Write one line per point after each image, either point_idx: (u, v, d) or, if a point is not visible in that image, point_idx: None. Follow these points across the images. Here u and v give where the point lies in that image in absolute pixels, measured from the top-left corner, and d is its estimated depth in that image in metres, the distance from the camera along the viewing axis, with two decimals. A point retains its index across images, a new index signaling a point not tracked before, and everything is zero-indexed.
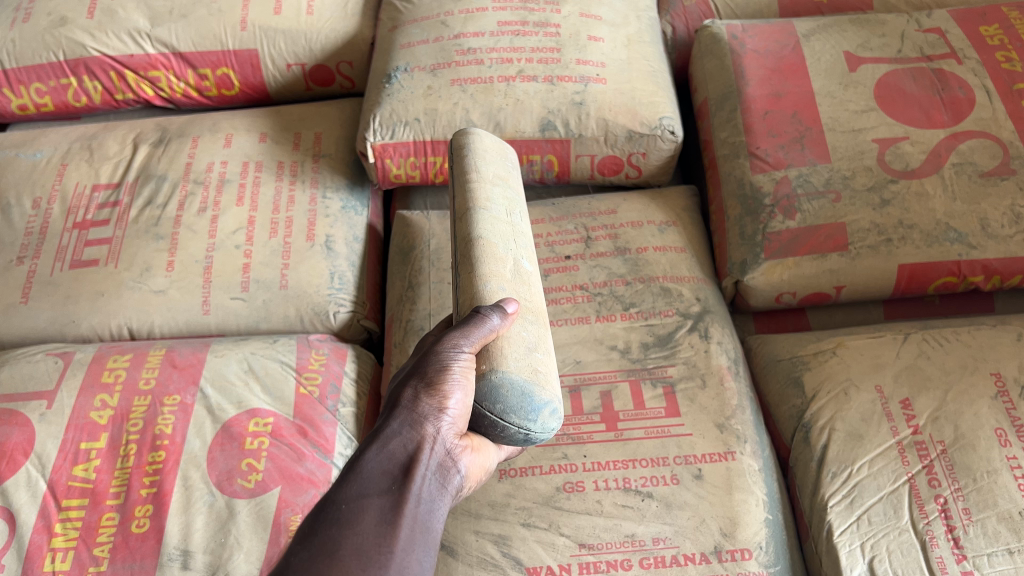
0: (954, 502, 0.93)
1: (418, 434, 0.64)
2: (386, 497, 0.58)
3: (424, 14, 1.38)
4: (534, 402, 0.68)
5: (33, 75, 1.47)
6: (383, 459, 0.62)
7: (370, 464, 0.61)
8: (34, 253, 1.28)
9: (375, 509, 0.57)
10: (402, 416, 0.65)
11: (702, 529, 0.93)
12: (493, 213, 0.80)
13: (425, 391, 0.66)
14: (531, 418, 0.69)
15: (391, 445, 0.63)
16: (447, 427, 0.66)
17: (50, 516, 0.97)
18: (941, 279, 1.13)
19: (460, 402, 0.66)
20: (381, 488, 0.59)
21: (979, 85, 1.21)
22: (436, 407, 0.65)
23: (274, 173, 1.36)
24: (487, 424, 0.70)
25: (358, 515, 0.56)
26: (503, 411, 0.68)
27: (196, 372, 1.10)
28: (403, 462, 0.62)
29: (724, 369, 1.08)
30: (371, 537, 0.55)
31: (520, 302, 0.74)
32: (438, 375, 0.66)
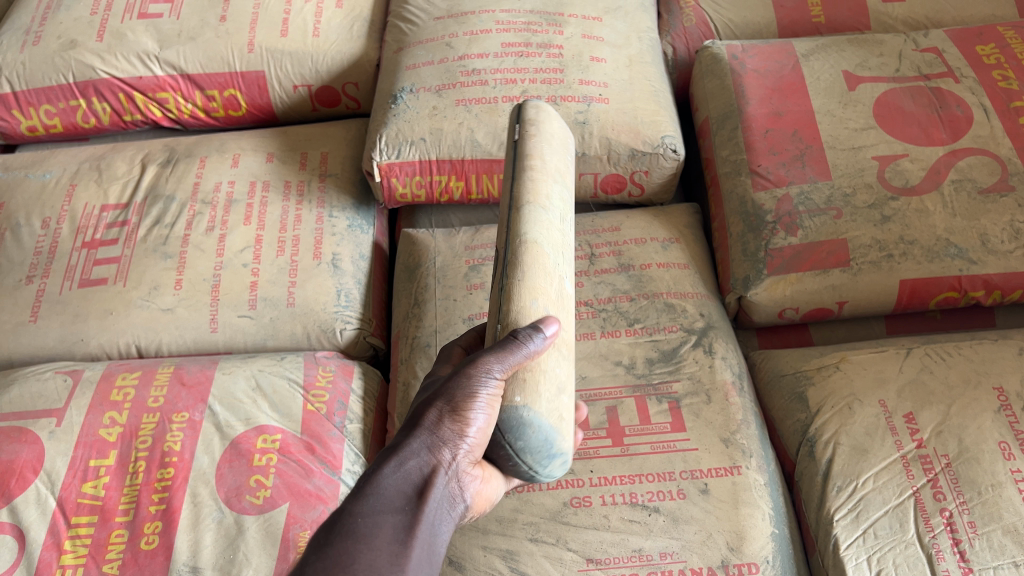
0: (959, 516, 0.93)
1: (435, 458, 0.63)
2: (400, 516, 0.58)
3: (429, 35, 1.40)
4: (552, 445, 0.68)
5: (42, 97, 1.49)
6: (399, 478, 0.61)
7: (386, 481, 0.60)
8: (43, 273, 1.29)
9: (389, 527, 0.57)
10: (422, 436, 0.64)
11: (710, 544, 0.94)
12: (549, 218, 0.80)
13: (449, 415, 0.64)
14: (543, 461, 0.69)
15: (408, 464, 0.62)
16: (464, 454, 0.65)
17: (59, 533, 0.97)
18: (942, 295, 1.14)
19: (480, 430, 0.65)
20: (395, 506, 0.59)
21: (976, 104, 1.23)
22: (458, 434, 0.64)
23: (281, 193, 1.37)
24: (501, 453, 0.69)
25: (374, 532, 0.55)
26: (520, 449, 0.67)
27: (205, 390, 1.11)
28: (417, 485, 0.61)
29: (728, 384, 1.08)
30: (384, 555, 0.55)
31: (559, 332, 0.73)
32: (466, 398, 0.64)
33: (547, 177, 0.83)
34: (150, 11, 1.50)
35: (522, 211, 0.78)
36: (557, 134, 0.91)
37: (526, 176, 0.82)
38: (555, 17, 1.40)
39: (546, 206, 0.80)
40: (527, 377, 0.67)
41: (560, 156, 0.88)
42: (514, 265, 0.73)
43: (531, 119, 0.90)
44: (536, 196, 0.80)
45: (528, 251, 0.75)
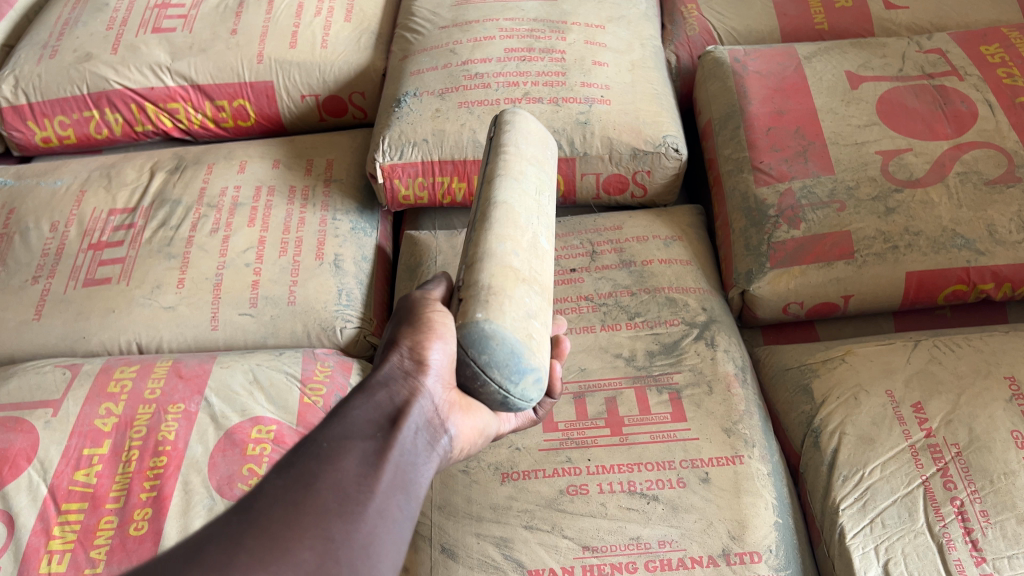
0: (971, 504, 0.89)
1: (406, 390, 0.65)
2: (371, 442, 0.59)
3: (434, 44, 1.42)
4: (517, 357, 0.69)
5: (57, 108, 1.52)
6: (370, 408, 0.62)
7: (355, 411, 0.61)
8: (49, 273, 1.30)
9: (358, 452, 0.57)
10: (392, 370, 0.66)
11: (710, 532, 0.90)
12: (522, 187, 0.83)
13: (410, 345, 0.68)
14: (513, 380, 0.70)
15: (379, 396, 0.64)
16: (434, 382, 0.67)
17: (49, 519, 0.96)
18: (950, 288, 1.11)
19: (442, 354, 0.68)
20: (366, 432, 0.59)
21: (981, 100, 1.22)
22: (423, 362, 0.67)
23: (286, 197, 1.38)
24: (467, 375, 0.70)
25: (341, 454, 0.56)
26: (487, 362, 0.69)
27: (202, 382, 1.10)
28: (390, 413, 0.62)
29: (731, 376, 1.06)
30: (351, 475, 0.55)
31: (530, 272, 0.76)
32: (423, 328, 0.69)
33: (522, 156, 0.86)
34: (164, 25, 1.54)
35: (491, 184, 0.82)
36: (536, 129, 0.92)
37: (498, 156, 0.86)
38: (558, 24, 1.41)
39: (519, 178, 0.84)
40: (490, 298, 0.70)
41: (538, 142, 0.91)
42: (483, 222, 0.78)
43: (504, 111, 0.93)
44: (508, 169, 0.84)
45: (496, 210, 0.79)
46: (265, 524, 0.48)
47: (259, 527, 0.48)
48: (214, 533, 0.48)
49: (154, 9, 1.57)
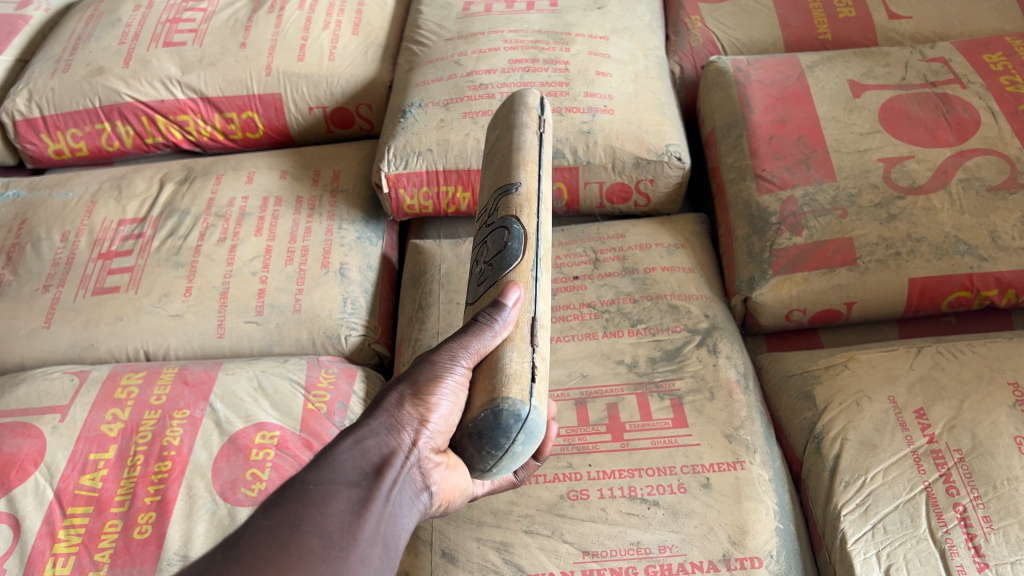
0: (974, 510, 0.89)
1: (393, 441, 0.62)
2: (356, 489, 0.56)
3: (439, 55, 1.44)
4: (527, 452, 0.69)
5: (70, 121, 1.55)
6: (356, 456, 0.59)
7: (341, 456, 0.59)
8: (59, 282, 1.32)
9: (343, 498, 0.54)
10: (382, 417, 0.63)
11: (710, 537, 0.90)
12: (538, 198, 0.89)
13: (411, 398, 0.64)
14: (502, 466, 0.69)
15: (366, 443, 0.61)
16: (425, 440, 0.64)
17: (54, 523, 0.97)
18: (953, 294, 1.11)
19: (443, 419, 0.65)
20: (351, 479, 0.57)
21: (983, 107, 1.22)
22: (417, 417, 0.64)
23: (293, 207, 1.40)
24: (488, 445, 0.66)
25: (327, 498, 0.53)
26: (514, 451, 0.67)
27: (207, 389, 1.11)
28: (376, 462, 0.60)
29: (732, 382, 1.06)
30: (336, 521, 0.52)
31: None
32: (429, 381, 0.65)
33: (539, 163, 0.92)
34: (175, 39, 1.57)
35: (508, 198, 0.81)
36: None
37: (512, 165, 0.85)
38: (562, 36, 1.43)
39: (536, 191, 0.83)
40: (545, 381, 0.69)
41: None
42: (545, 228, 0.82)
43: (513, 121, 0.92)
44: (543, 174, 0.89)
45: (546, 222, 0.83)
46: (251, 560, 0.46)
47: (243, 561, 0.46)
48: (198, 569, 0.45)
49: (166, 24, 1.60)
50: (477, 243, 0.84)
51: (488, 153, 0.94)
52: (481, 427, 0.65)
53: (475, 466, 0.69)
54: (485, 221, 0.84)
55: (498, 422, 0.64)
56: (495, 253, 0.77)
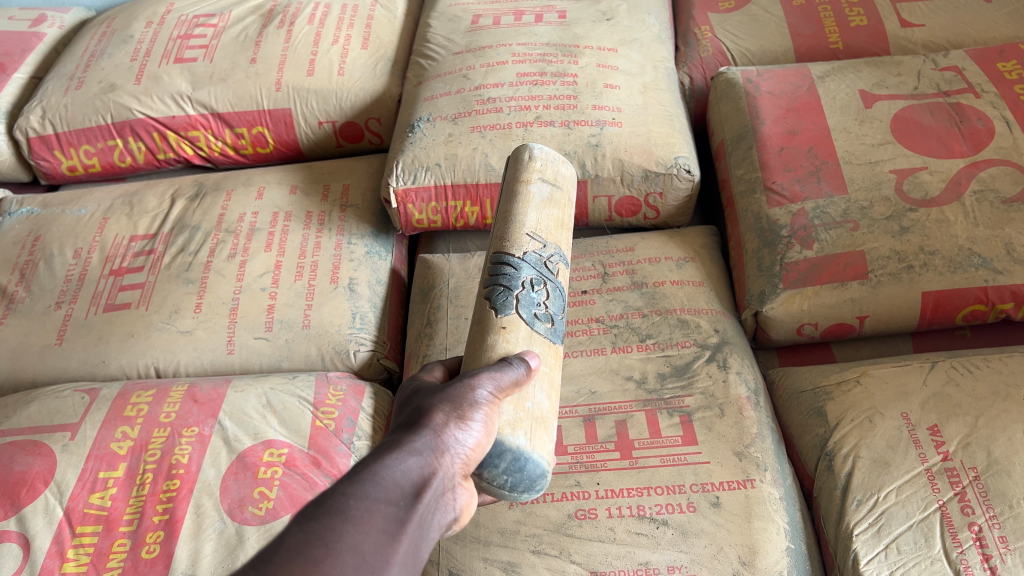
0: (989, 530, 0.87)
1: (434, 460, 0.59)
2: (393, 508, 0.53)
3: (448, 69, 1.44)
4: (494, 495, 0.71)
5: (82, 138, 1.56)
6: (398, 471, 0.56)
7: (384, 472, 0.55)
8: (71, 298, 1.33)
9: (380, 516, 0.51)
10: (426, 435, 0.60)
11: (720, 558, 0.89)
12: None
13: (454, 420, 0.62)
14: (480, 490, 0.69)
15: (409, 460, 0.57)
16: (459, 462, 0.61)
17: (63, 542, 0.97)
18: (967, 308, 1.09)
19: (477, 444, 0.63)
20: (391, 498, 0.53)
21: (998, 117, 1.20)
22: (457, 440, 0.61)
23: (302, 222, 1.40)
24: (507, 481, 0.68)
25: (365, 516, 0.50)
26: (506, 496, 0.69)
27: (216, 406, 1.11)
28: (416, 482, 0.56)
29: (743, 399, 1.05)
30: (371, 541, 0.49)
31: None
32: (472, 407, 0.63)
33: None
34: (186, 56, 1.58)
35: (564, 270, 0.88)
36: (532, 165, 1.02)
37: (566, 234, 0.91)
38: (570, 49, 1.42)
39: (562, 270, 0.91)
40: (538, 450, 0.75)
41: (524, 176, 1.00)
42: None
43: (568, 179, 0.96)
44: None
45: None
46: None
47: None
48: None
49: (177, 40, 1.61)
50: (524, 259, 0.84)
51: (540, 177, 0.93)
52: (529, 467, 0.68)
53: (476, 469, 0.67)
54: (538, 254, 0.86)
55: (537, 478, 0.69)
56: (553, 311, 0.83)
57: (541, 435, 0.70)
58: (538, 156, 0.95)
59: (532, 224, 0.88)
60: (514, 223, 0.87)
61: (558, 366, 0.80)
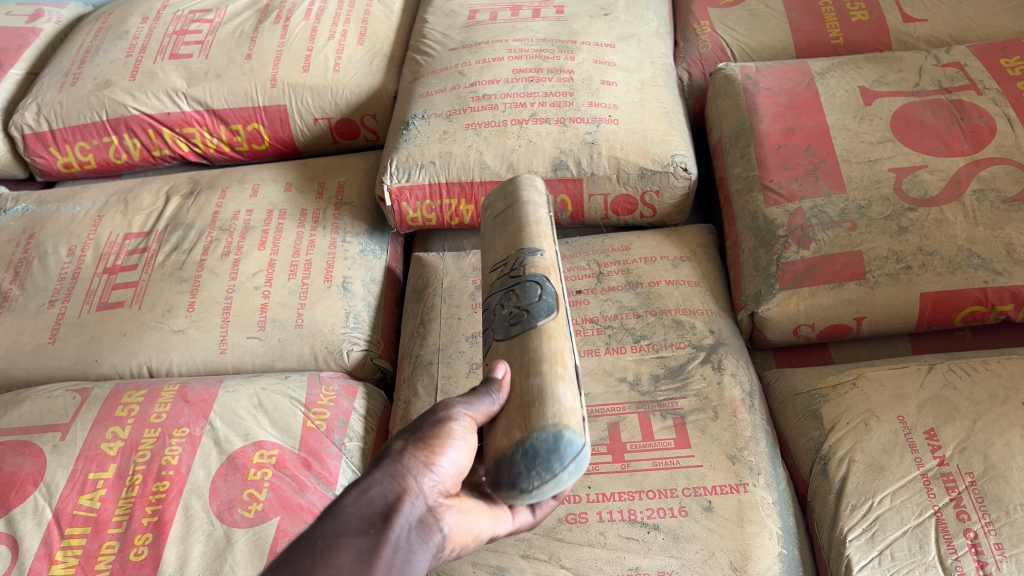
0: (985, 537, 0.86)
1: (399, 486, 0.61)
2: (363, 538, 0.56)
3: (443, 65, 1.43)
4: (557, 491, 0.67)
5: (78, 134, 1.56)
6: (362, 505, 0.59)
7: (349, 508, 0.58)
8: (65, 296, 1.33)
9: (349, 549, 0.54)
10: (387, 466, 0.62)
11: (711, 563, 0.88)
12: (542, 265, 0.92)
13: (414, 446, 0.64)
14: (544, 496, 0.66)
15: (372, 492, 0.60)
16: (430, 483, 0.62)
17: (52, 544, 0.96)
18: (967, 309, 1.08)
19: (447, 462, 0.64)
20: (357, 530, 0.56)
21: (1000, 114, 1.18)
22: (422, 462, 0.63)
23: (297, 220, 1.39)
24: (538, 471, 0.64)
25: (334, 551, 0.54)
26: (558, 478, 0.65)
27: (207, 407, 1.11)
28: (381, 509, 0.59)
29: (737, 401, 1.03)
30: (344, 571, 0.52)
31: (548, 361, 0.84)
32: (434, 430, 0.65)
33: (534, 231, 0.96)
34: (181, 51, 1.57)
35: (534, 261, 0.83)
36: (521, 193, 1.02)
37: (532, 231, 0.88)
38: (567, 44, 1.41)
39: (554, 258, 0.85)
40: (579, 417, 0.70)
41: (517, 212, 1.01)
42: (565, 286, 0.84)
43: (520, 194, 0.94)
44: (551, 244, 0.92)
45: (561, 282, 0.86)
46: None
47: None
48: None
49: (173, 35, 1.60)
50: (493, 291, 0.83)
51: (492, 219, 0.94)
52: (541, 446, 0.64)
53: (514, 490, 0.64)
54: (506, 274, 0.83)
55: (560, 444, 0.64)
56: (527, 303, 0.78)
57: (535, 412, 0.65)
58: (492, 203, 0.97)
59: (494, 261, 0.87)
60: (486, 274, 0.88)
61: (548, 338, 0.73)
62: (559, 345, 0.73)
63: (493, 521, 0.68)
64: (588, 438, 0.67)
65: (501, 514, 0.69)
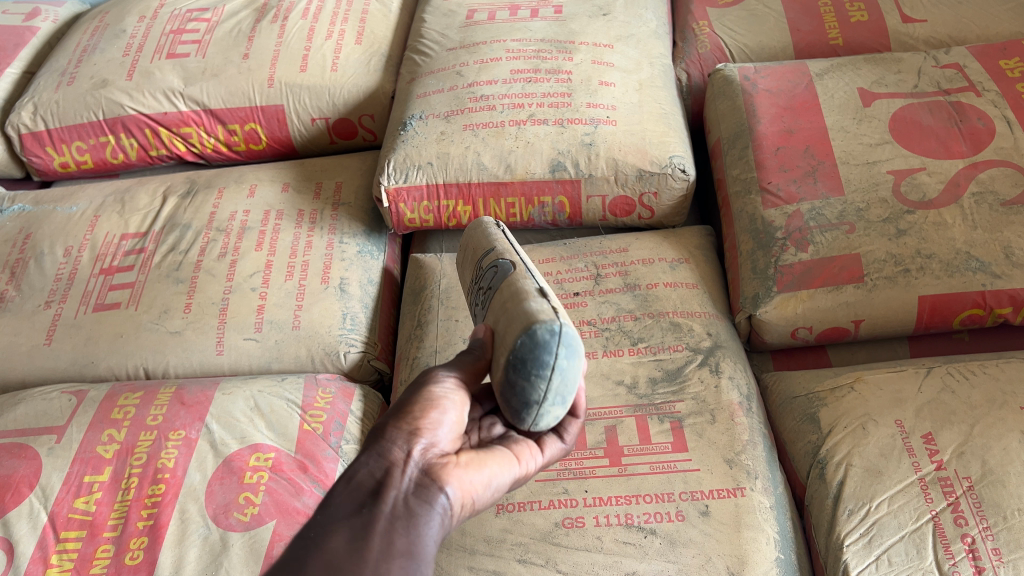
0: (982, 542, 0.85)
1: (386, 462, 0.62)
2: (357, 517, 0.57)
3: (441, 66, 1.42)
4: (572, 382, 0.70)
5: (74, 134, 1.55)
6: (352, 489, 0.60)
7: (338, 494, 0.59)
8: (61, 297, 1.32)
9: (344, 531, 0.55)
10: (371, 448, 0.64)
11: (708, 568, 0.88)
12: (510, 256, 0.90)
13: (391, 422, 0.65)
14: (561, 390, 0.69)
15: (358, 475, 0.61)
16: (417, 449, 0.64)
17: (47, 547, 0.96)
18: (965, 312, 1.07)
19: (430, 427, 0.66)
20: (349, 510, 0.57)
21: (999, 116, 1.18)
22: (403, 433, 0.64)
23: (294, 220, 1.39)
24: (535, 375, 0.67)
25: (327, 536, 0.54)
26: (555, 368, 0.67)
27: (204, 409, 1.10)
28: (371, 488, 0.60)
29: (735, 404, 1.03)
30: (341, 553, 0.52)
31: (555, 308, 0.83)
32: (408, 403, 0.67)
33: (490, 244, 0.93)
34: (179, 50, 1.56)
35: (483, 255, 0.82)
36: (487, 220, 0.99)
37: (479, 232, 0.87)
38: (565, 44, 1.40)
39: (500, 239, 0.83)
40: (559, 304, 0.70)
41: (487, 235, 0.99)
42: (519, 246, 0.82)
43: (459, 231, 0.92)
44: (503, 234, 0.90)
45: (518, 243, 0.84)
46: None
47: None
48: None
49: (170, 35, 1.59)
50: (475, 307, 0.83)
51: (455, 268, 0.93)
52: (522, 356, 0.66)
53: (529, 405, 0.69)
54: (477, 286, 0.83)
55: (533, 345, 0.66)
56: (490, 281, 0.77)
57: (507, 332, 0.68)
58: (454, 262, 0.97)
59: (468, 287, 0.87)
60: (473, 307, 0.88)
61: (505, 288, 0.73)
62: (512, 282, 0.73)
63: (517, 462, 0.72)
64: (564, 318, 0.67)
65: (524, 454, 0.73)
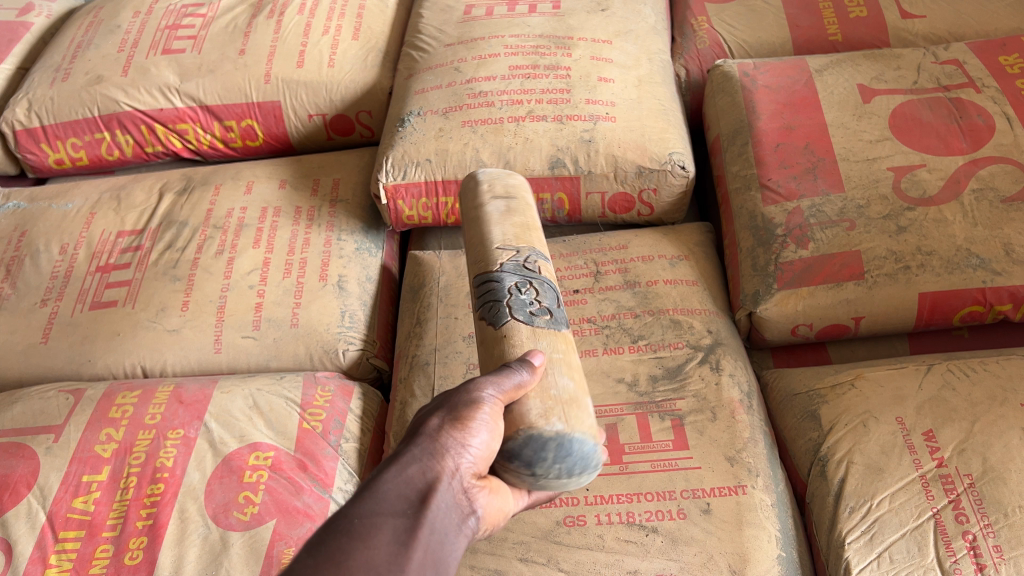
0: (984, 539, 0.86)
1: (437, 467, 0.60)
2: (401, 518, 0.54)
3: (439, 61, 1.42)
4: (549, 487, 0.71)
5: (69, 131, 1.54)
6: (401, 483, 0.57)
7: (386, 485, 0.56)
8: (57, 296, 1.31)
9: (389, 529, 0.53)
10: (424, 443, 0.61)
11: (710, 566, 0.88)
12: None
13: (452, 425, 0.63)
14: (541, 484, 0.69)
15: (409, 470, 0.59)
16: (466, 465, 0.62)
17: (46, 547, 0.96)
18: (965, 309, 1.07)
19: (483, 444, 0.64)
20: (396, 509, 0.55)
21: (999, 112, 1.18)
22: (459, 443, 0.62)
23: (292, 217, 1.38)
24: (560, 467, 0.68)
25: (373, 532, 0.51)
26: (566, 477, 0.69)
27: (202, 407, 1.10)
28: (420, 490, 0.57)
29: (735, 401, 1.03)
30: (383, 554, 0.50)
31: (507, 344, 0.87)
32: (476, 406, 0.64)
33: None
34: (174, 46, 1.55)
35: (546, 266, 0.86)
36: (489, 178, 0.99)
37: (535, 235, 0.89)
38: (563, 40, 1.40)
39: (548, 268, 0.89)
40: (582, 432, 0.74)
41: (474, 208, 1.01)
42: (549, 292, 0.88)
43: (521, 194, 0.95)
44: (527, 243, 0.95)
45: None
46: None
47: None
48: None
49: (165, 30, 1.58)
50: (504, 268, 0.82)
51: (492, 196, 0.92)
52: (575, 449, 0.68)
53: (526, 470, 0.67)
54: (513, 261, 0.84)
55: (587, 458, 0.69)
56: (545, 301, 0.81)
57: (575, 415, 0.69)
58: (484, 179, 0.96)
59: (497, 238, 0.86)
60: (483, 244, 0.86)
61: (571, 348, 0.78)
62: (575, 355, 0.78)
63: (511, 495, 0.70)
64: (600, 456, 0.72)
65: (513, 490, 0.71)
